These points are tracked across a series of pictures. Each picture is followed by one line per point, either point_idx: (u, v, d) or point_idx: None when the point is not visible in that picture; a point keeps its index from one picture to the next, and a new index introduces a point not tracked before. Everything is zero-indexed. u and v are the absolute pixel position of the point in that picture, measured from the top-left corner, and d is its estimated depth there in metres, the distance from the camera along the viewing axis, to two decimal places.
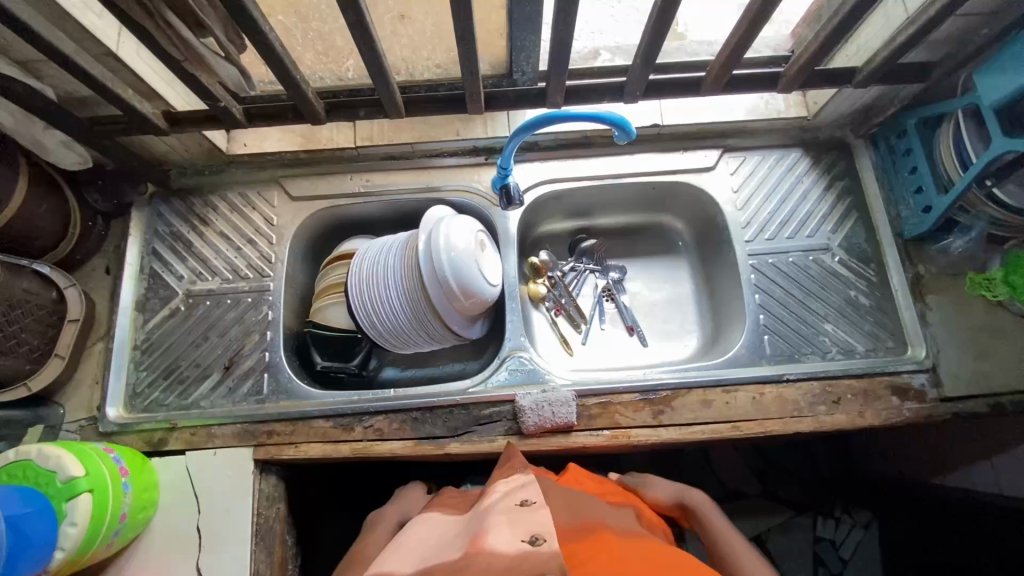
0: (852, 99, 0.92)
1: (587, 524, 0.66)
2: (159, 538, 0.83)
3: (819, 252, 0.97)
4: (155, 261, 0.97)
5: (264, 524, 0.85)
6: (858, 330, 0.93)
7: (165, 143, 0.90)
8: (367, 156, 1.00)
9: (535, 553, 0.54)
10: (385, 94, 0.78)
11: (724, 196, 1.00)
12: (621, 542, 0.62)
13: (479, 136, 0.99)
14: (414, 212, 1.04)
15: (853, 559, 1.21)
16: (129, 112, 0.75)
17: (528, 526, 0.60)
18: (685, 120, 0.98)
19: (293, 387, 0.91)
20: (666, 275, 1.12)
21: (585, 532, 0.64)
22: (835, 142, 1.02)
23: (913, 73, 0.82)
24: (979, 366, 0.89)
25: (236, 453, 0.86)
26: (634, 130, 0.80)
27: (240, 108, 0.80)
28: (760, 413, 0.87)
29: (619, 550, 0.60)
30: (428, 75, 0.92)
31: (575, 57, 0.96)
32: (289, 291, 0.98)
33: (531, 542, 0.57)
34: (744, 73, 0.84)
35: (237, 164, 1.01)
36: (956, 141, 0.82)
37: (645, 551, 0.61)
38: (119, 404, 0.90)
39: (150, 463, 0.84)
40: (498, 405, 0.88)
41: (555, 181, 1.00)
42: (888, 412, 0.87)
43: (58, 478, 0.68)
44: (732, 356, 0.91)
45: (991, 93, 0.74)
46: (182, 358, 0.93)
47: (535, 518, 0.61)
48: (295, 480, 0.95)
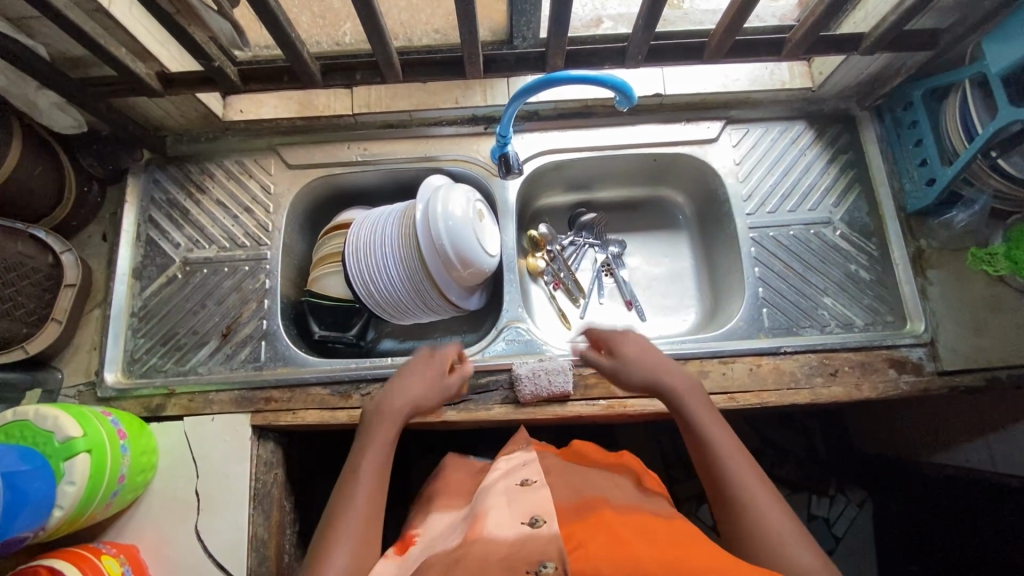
0: (859, 68, 0.91)
1: (585, 501, 0.64)
2: (159, 501, 0.84)
3: (821, 225, 0.96)
4: (152, 228, 0.96)
5: (262, 488, 0.86)
6: (857, 304, 0.93)
7: (160, 107, 0.89)
8: (364, 125, 0.99)
9: (535, 537, 0.55)
10: (382, 56, 0.76)
11: (726, 168, 0.99)
12: (620, 515, 0.61)
13: (479, 104, 0.97)
14: (412, 182, 1.03)
15: (845, 537, 1.24)
16: (121, 71, 0.74)
17: (528, 508, 0.61)
18: (688, 90, 0.96)
19: (291, 354, 0.92)
20: (666, 249, 1.11)
21: (584, 508, 0.62)
22: (840, 115, 1.00)
23: (922, 40, 0.80)
24: (978, 340, 0.88)
25: (234, 418, 0.86)
26: (635, 95, 0.78)
27: (235, 70, 0.79)
28: (756, 383, 0.87)
29: (618, 527, 0.58)
30: (427, 40, 0.90)
31: (577, 25, 0.95)
32: (286, 260, 0.98)
33: (531, 524, 0.58)
34: (748, 40, 0.82)
35: (233, 131, 0.99)
36: (962, 112, 0.81)
37: (645, 525, 0.60)
38: (117, 369, 0.90)
39: (149, 428, 0.85)
40: (494, 374, 0.88)
41: (555, 152, 0.99)
42: (885, 385, 0.87)
43: (55, 438, 0.69)
44: (729, 329, 0.92)
45: (999, 61, 0.73)
46: (179, 325, 0.93)
47: (533, 500, 0.62)
48: (292, 447, 0.95)
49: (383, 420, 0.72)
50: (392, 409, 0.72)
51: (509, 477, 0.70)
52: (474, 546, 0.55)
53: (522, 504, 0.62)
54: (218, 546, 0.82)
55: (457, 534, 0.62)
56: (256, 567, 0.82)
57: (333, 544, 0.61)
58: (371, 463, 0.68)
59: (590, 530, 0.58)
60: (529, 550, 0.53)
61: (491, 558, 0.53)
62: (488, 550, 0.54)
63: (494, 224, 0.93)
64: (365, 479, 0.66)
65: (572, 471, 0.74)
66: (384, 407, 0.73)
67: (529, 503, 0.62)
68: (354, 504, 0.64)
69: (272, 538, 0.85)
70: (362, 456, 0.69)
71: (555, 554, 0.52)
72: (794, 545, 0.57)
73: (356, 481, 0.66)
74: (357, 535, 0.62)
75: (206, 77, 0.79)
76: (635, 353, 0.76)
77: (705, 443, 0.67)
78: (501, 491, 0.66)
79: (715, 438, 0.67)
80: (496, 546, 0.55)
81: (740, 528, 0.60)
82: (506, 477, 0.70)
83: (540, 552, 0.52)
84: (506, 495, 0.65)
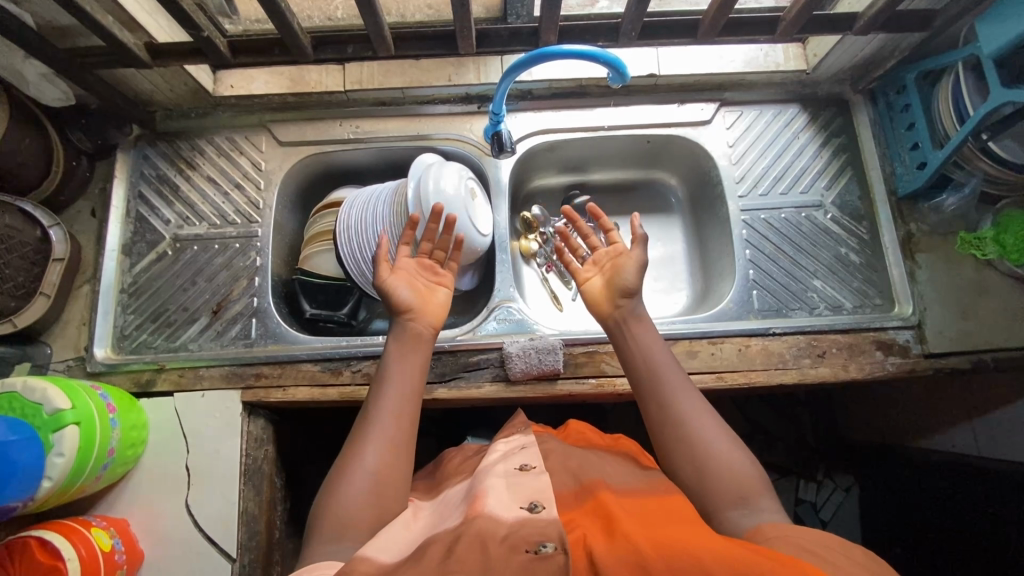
0: (854, 49, 0.90)
1: (584, 484, 0.64)
2: (149, 476, 0.84)
3: (813, 209, 0.96)
4: (142, 205, 0.96)
5: (252, 464, 0.86)
6: (846, 287, 0.93)
7: (149, 80, 0.88)
8: (356, 102, 0.98)
9: (535, 519, 0.56)
10: (373, 29, 0.75)
11: (719, 151, 0.99)
12: (617, 497, 0.61)
13: (472, 82, 0.97)
14: (403, 160, 1.02)
15: (832, 521, 1.26)
16: (109, 41, 0.73)
17: (528, 493, 0.61)
18: (684, 70, 0.96)
19: (282, 332, 0.91)
20: (658, 233, 1.11)
21: (581, 494, 0.63)
22: (834, 98, 1.00)
23: (915, 21, 0.80)
24: (965, 323, 0.89)
25: (225, 394, 0.87)
26: (628, 72, 0.77)
27: (225, 42, 0.78)
28: (745, 364, 0.87)
29: (616, 508, 0.58)
30: (420, 16, 0.89)
31: (573, 4, 0.94)
32: (278, 237, 0.98)
33: (530, 508, 0.58)
34: (742, 18, 0.82)
35: (224, 107, 0.98)
36: (955, 94, 0.81)
37: (645, 505, 0.59)
38: (107, 345, 0.90)
39: (139, 404, 0.85)
40: (486, 352, 0.89)
41: (548, 132, 0.99)
42: (872, 366, 0.87)
43: (44, 410, 0.69)
44: (719, 310, 0.92)
45: (993, 42, 0.73)
46: (170, 301, 0.92)
47: (533, 486, 0.62)
48: (283, 424, 0.96)
49: (406, 348, 0.71)
50: (415, 328, 0.71)
51: (508, 460, 0.70)
52: (473, 523, 0.55)
53: (523, 487, 0.62)
54: (208, 521, 0.83)
55: (455, 514, 0.61)
56: (246, 542, 0.83)
57: (358, 452, 0.63)
58: (397, 380, 0.68)
59: (586, 515, 0.58)
60: (529, 531, 0.54)
61: (491, 537, 0.52)
62: (488, 529, 0.54)
63: (486, 203, 0.94)
64: (392, 393, 0.67)
65: (571, 451, 0.73)
66: (415, 330, 0.72)
67: (528, 486, 0.62)
68: (377, 418, 0.65)
69: (263, 514, 0.85)
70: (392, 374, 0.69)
71: (556, 536, 0.52)
72: (734, 465, 0.62)
73: (382, 396, 0.67)
74: (380, 445, 0.64)
75: (195, 49, 0.78)
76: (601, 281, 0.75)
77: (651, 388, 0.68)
78: (500, 472, 0.66)
79: (658, 382, 0.68)
80: (494, 524, 0.54)
81: (690, 463, 0.63)
82: (504, 460, 0.71)
83: (540, 533, 0.53)
84: (506, 477, 0.65)
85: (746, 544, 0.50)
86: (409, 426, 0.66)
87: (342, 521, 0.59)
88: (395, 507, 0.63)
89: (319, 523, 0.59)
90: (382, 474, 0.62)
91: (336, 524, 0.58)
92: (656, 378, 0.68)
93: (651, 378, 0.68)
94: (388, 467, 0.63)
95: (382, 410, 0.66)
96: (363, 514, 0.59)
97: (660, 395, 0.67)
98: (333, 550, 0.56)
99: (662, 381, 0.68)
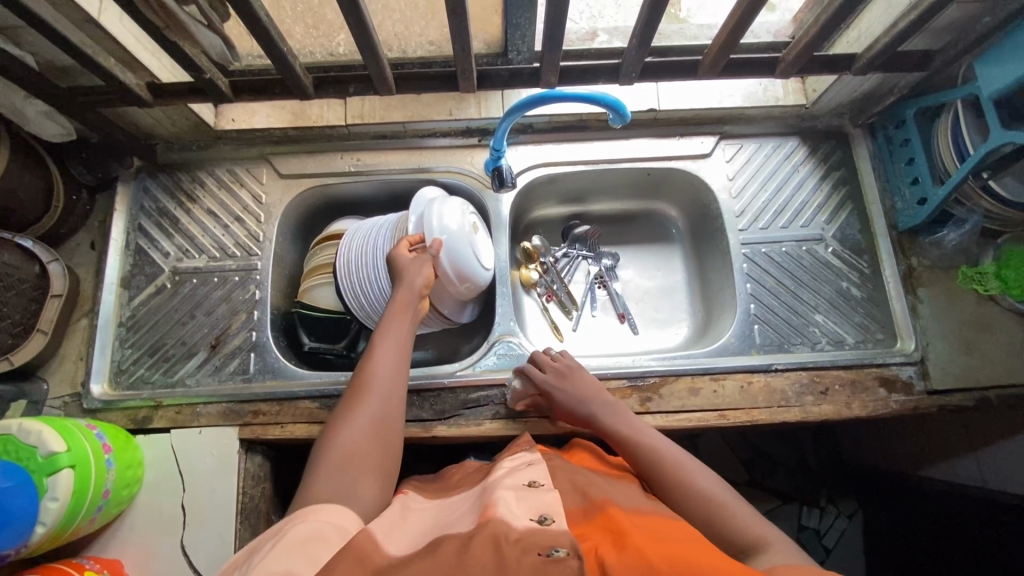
0: (852, 86, 0.90)
1: (593, 502, 0.62)
2: (144, 516, 0.83)
3: (813, 242, 0.96)
4: (141, 237, 0.95)
5: (249, 502, 0.85)
6: (849, 322, 0.93)
7: (151, 116, 0.88)
8: (358, 135, 0.98)
9: (546, 530, 0.53)
10: (374, 71, 0.76)
11: (719, 183, 0.99)
12: (628, 516, 0.59)
13: (473, 117, 0.98)
14: (405, 193, 1.02)
15: (836, 549, 1.23)
16: (111, 82, 0.73)
17: (537, 506, 0.58)
18: (684, 105, 0.97)
19: (280, 367, 0.91)
20: (659, 263, 1.11)
21: (590, 511, 0.61)
22: (833, 131, 1.00)
23: (913, 61, 0.80)
24: (967, 360, 0.89)
25: (222, 431, 0.86)
26: (629, 112, 0.78)
27: (226, 81, 0.78)
28: (747, 401, 0.87)
29: (629, 526, 0.56)
30: (421, 52, 0.87)
31: (573, 39, 0.94)
32: (277, 270, 0.97)
33: (539, 520, 0.55)
34: (742, 57, 0.82)
35: (225, 140, 0.99)
36: (954, 132, 0.81)
37: (652, 525, 0.57)
38: (103, 381, 0.89)
39: (135, 441, 0.84)
40: (486, 389, 0.88)
41: (550, 165, 0.99)
42: (875, 404, 0.87)
43: (39, 453, 0.68)
44: (720, 345, 0.92)
45: (991, 84, 0.73)
46: (168, 336, 0.92)
47: (544, 500, 0.60)
48: (280, 459, 0.95)
49: (400, 312, 0.77)
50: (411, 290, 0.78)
51: (515, 475, 0.68)
52: (486, 526, 0.53)
53: (533, 501, 0.59)
54: (203, 562, 0.81)
55: (466, 519, 0.58)
56: None
57: (361, 397, 0.68)
58: (394, 335, 0.74)
59: (598, 529, 0.56)
60: (542, 538, 0.51)
61: (504, 539, 0.50)
62: (501, 532, 0.52)
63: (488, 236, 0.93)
64: (389, 346, 0.73)
65: (576, 472, 0.71)
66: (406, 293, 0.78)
67: (539, 500, 0.60)
68: (377, 368, 0.71)
69: None
70: (389, 329, 0.75)
71: (568, 543, 0.50)
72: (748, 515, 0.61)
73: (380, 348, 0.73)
74: (383, 390, 0.69)
75: (197, 88, 0.78)
76: (570, 396, 0.80)
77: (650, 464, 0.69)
78: (508, 483, 0.64)
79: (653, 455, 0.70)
80: (507, 527, 0.52)
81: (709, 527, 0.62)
82: (509, 475, 0.68)
83: (553, 539, 0.50)
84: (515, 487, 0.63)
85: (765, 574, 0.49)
86: (404, 378, 0.72)
87: (344, 460, 0.62)
88: (391, 459, 0.66)
89: (320, 467, 0.61)
90: (380, 423, 0.67)
91: (339, 459, 0.62)
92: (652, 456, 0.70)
93: (649, 458, 0.70)
94: (386, 414, 0.68)
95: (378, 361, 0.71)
96: (363, 459, 0.63)
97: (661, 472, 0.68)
98: (337, 487, 0.59)
99: (657, 458, 0.69)
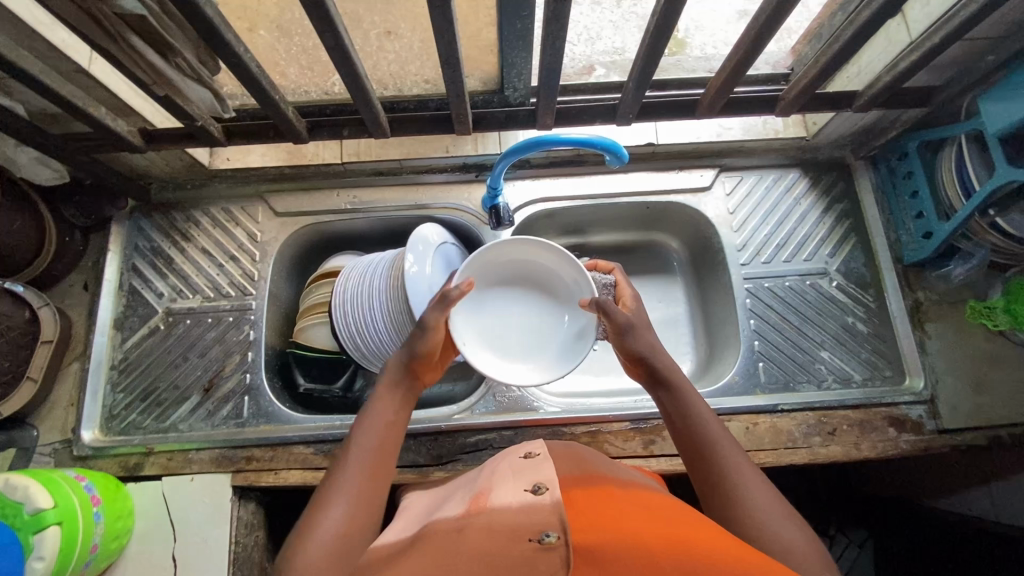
0: (853, 120, 0.89)
1: (589, 472, 0.56)
2: (134, 567, 0.81)
3: (817, 276, 0.95)
4: (135, 277, 0.94)
5: (242, 552, 0.83)
6: (855, 358, 0.91)
7: (144, 158, 0.87)
8: (354, 172, 0.97)
9: (539, 503, 0.47)
10: (368, 115, 0.76)
11: (720, 217, 0.98)
12: (625, 493, 0.52)
13: (469, 153, 0.97)
14: (403, 229, 1.01)
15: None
16: (101, 130, 0.72)
17: (532, 479, 0.53)
18: (684, 139, 0.95)
19: (274, 411, 0.89)
20: (661, 294, 1.09)
21: (582, 479, 0.53)
22: (834, 163, 0.99)
23: (915, 97, 0.79)
24: (978, 398, 0.86)
25: (214, 479, 0.84)
26: (625, 153, 0.78)
27: (219, 126, 0.77)
28: (753, 443, 0.84)
29: (625, 505, 0.49)
30: (417, 91, 0.85)
31: (568, 72, 0.91)
32: (273, 309, 0.96)
33: (534, 492, 0.50)
34: (740, 95, 0.82)
35: (220, 179, 0.98)
36: (959, 167, 0.79)
37: (650, 499, 0.52)
38: (94, 426, 0.88)
39: (125, 490, 0.82)
40: (484, 433, 0.86)
41: (548, 200, 0.98)
42: (885, 444, 0.84)
43: (25, 510, 0.66)
44: (724, 385, 0.89)
45: (996, 122, 0.70)
46: (160, 379, 0.90)
47: (541, 471, 0.54)
48: (272, 503, 0.92)
49: (394, 390, 0.67)
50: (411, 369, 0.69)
51: (513, 455, 0.63)
52: (477, 518, 0.48)
53: (528, 475, 0.54)
54: None
55: (457, 504, 0.54)
56: None
57: (330, 499, 0.55)
58: (379, 423, 0.63)
59: (593, 498, 0.49)
60: (534, 519, 0.45)
61: (496, 527, 0.45)
62: (490, 522, 0.46)
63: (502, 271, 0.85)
64: (371, 440, 0.61)
65: (575, 448, 0.64)
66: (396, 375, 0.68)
67: (534, 472, 0.54)
68: (354, 464, 0.59)
69: None
70: (376, 419, 0.64)
71: (558, 522, 0.44)
72: (791, 531, 0.51)
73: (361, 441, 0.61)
74: (355, 492, 0.57)
75: (188, 133, 0.77)
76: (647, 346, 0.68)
77: (696, 434, 0.61)
78: (505, 466, 0.59)
79: (703, 426, 0.61)
80: (500, 515, 0.47)
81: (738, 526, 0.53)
82: (508, 456, 0.63)
83: (541, 519, 0.44)
84: (511, 469, 0.57)
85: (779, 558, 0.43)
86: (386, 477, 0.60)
87: None
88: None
89: None
90: (351, 530, 0.53)
91: None
92: (701, 434, 0.60)
93: (695, 428, 0.61)
94: (355, 525, 0.54)
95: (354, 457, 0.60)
96: None
97: (701, 452, 0.59)
98: None
99: (703, 434, 0.60)
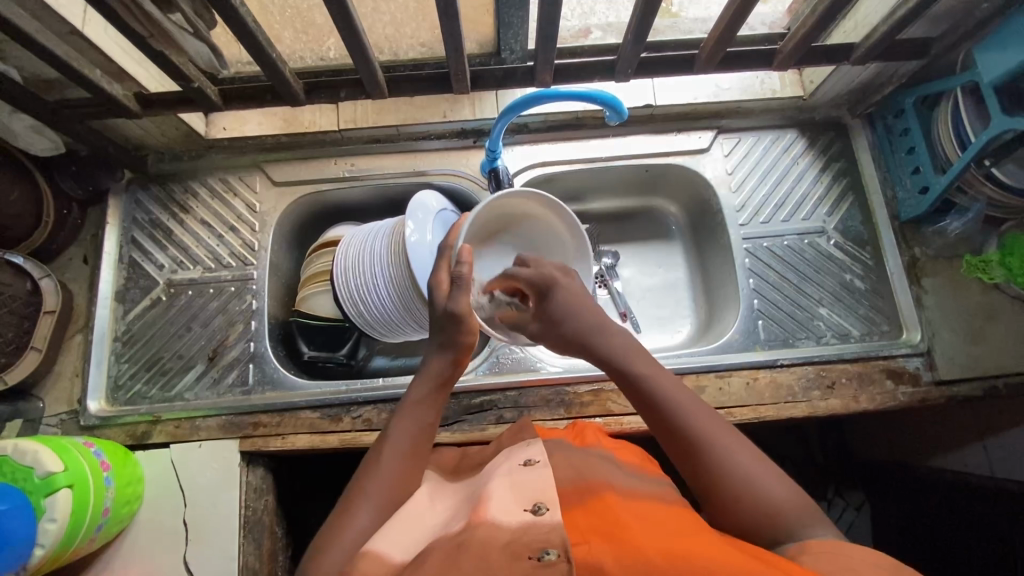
0: (850, 77, 0.90)
1: (587, 482, 0.56)
2: (146, 533, 0.82)
3: (816, 235, 0.95)
4: (134, 250, 0.94)
5: (252, 516, 0.84)
6: (853, 314, 0.92)
7: (140, 127, 0.87)
8: (351, 140, 0.97)
9: (538, 523, 0.47)
10: (366, 74, 0.75)
11: (719, 178, 0.98)
12: (624, 504, 0.52)
13: (468, 118, 0.97)
14: (402, 197, 1.01)
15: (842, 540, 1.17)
16: (98, 94, 0.71)
17: (528, 489, 0.52)
18: (680, 101, 0.95)
19: (279, 377, 0.89)
20: (660, 259, 1.09)
21: (582, 491, 0.54)
22: (831, 123, 0.99)
23: (912, 49, 0.80)
24: (974, 349, 0.88)
25: (221, 444, 0.84)
26: (625, 109, 0.78)
27: (215, 89, 0.76)
28: (753, 398, 0.86)
29: (626, 516, 0.50)
30: (413, 54, 0.85)
31: (564, 36, 0.91)
32: (274, 279, 0.96)
33: (533, 510, 0.49)
34: (737, 50, 0.82)
35: (217, 149, 0.97)
36: (954, 120, 0.80)
37: (649, 508, 0.52)
38: (101, 396, 0.88)
39: (134, 457, 0.82)
40: (489, 394, 0.87)
41: (546, 164, 0.98)
42: (883, 396, 0.86)
43: (35, 474, 0.67)
44: (724, 342, 0.91)
45: (991, 71, 0.71)
46: (165, 349, 0.91)
47: (535, 481, 0.53)
48: (281, 469, 0.93)
49: (421, 402, 0.66)
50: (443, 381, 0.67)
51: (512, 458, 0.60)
52: (476, 531, 0.47)
53: (522, 483, 0.54)
54: None
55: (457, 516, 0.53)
56: None
57: (354, 507, 0.57)
58: (405, 437, 0.63)
59: (593, 517, 0.50)
60: (532, 536, 0.46)
61: (491, 544, 0.45)
62: (487, 536, 0.46)
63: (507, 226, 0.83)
64: (397, 453, 0.62)
65: (572, 450, 0.64)
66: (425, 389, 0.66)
67: (527, 483, 0.53)
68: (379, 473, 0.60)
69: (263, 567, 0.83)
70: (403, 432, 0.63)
71: (559, 541, 0.45)
72: (763, 481, 0.54)
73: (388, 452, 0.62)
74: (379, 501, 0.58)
75: (185, 97, 0.77)
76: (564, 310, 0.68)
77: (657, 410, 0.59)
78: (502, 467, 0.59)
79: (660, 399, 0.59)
80: (497, 531, 0.47)
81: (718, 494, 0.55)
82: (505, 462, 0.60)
83: (542, 538, 0.45)
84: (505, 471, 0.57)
85: (774, 560, 0.44)
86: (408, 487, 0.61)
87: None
88: None
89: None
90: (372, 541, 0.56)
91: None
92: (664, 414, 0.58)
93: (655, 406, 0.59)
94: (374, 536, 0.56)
95: (380, 467, 0.60)
96: None
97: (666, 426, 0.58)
98: None
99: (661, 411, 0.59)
